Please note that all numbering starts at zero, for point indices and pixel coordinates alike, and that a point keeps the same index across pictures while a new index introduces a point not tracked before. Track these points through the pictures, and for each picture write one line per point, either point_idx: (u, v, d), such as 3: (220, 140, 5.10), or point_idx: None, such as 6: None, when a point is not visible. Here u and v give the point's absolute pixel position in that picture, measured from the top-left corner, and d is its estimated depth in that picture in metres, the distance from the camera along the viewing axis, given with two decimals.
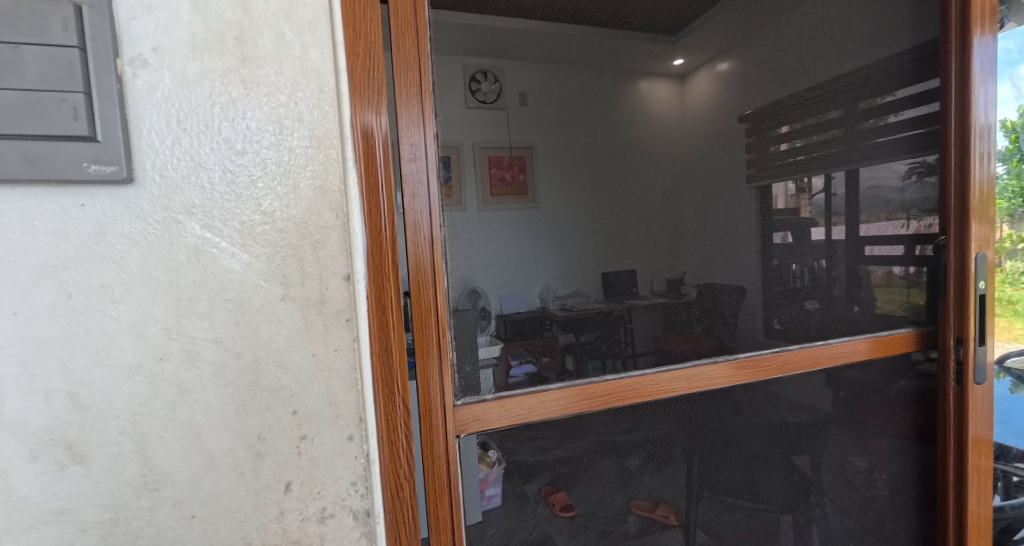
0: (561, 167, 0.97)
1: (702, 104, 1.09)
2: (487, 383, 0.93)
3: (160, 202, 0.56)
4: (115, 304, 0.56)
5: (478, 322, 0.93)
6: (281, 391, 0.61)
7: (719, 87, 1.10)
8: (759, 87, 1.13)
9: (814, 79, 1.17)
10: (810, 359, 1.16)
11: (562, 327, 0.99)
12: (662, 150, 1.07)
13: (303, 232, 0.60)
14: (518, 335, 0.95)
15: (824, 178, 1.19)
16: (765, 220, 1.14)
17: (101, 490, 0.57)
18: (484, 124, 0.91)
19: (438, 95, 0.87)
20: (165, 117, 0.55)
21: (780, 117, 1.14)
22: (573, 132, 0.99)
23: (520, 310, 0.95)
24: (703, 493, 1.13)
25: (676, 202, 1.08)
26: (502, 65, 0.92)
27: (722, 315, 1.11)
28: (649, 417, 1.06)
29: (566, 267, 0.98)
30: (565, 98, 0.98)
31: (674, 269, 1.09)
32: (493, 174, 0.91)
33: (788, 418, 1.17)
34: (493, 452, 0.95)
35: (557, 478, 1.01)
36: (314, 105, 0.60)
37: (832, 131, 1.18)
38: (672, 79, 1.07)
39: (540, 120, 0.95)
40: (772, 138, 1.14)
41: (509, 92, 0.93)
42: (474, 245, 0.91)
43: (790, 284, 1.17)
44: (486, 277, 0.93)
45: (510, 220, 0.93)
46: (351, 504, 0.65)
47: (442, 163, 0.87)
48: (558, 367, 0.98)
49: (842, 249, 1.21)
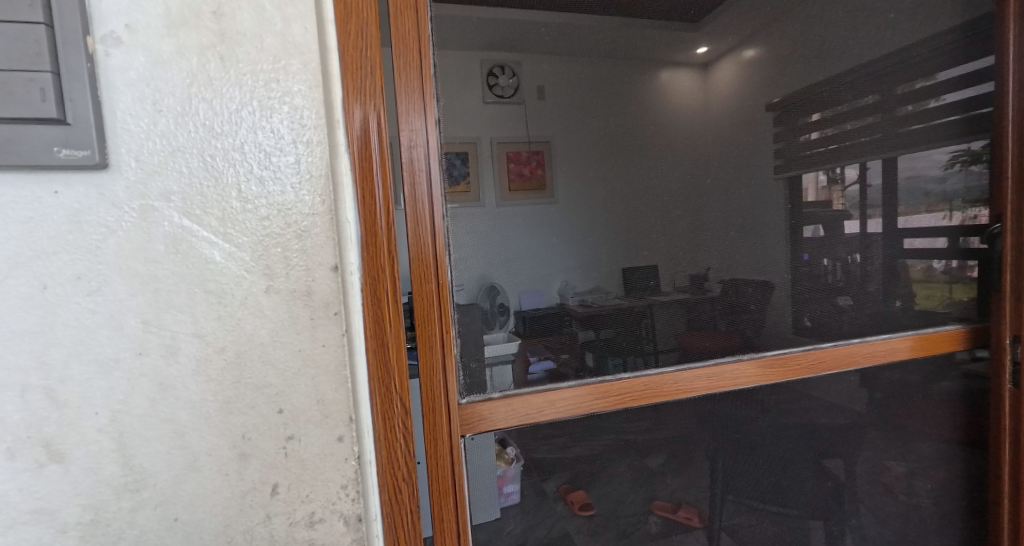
0: (581, 163, 0.93)
1: (728, 90, 1.02)
2: (503, 379, 0.90)
3: (136, 189, 0.53)
4: (92, 296, 0.53)
5: (496, 319, 0.90)
6: (266, 388, 0.57)
7: (746, 70, 1.03)
8: (789, 70, 1.05)
9: (850, 61, 1.08)
10: (845, 358, 1.08)
11: (581, 324, 0.95)
12: (687, 142, 1.01)
13: (287, 219, 0.57)
14: (535, 333, 0.92)
15: (858, 168, 1.10)
16: (794, 212, 1.07)
17: (81, 490, 0.55)
18: (502, 119, 0.88)
19: (450, 90, 0.84)
20: (139, 98, 0.52)
21: (812, 104, 1.07)
22: (592, 125, 0.94)
23: (539, 307, 0.93)
24: (727, 497, 1.07)
25: (700, 194, 1.02)
26: (519, 59, 0.89)
27: (748, 310, 1.04)
28: (668, 418, 1.00)
29: (587, 261, 0.94)
30: (577, 85, 0.93)
31: (695, 262, 1.02)
32: (510, 169, 0.88)
33: (819, 420, 1.10)
34: (510, 450, 0.91)
35: (576, 477, 0.97)
36: (296, 83, 0.56)
37: (869, 117, 1.09)
38: (695, 64, 1.00)
39: (560, 114, 0.92)
40: (801, 124, 1.06)
41: (527, 85, 0.90)
42: (486, 240, 0.88)
43: (821, 279, 1.09)
44: (505, 274, 0.90)
45: (533, 213, 0.90)
46: (342, 508, 0.61)
47: (459, 159, 0.85)
48: (578, 364, 0.94)
49: (879, 243, 1.12)
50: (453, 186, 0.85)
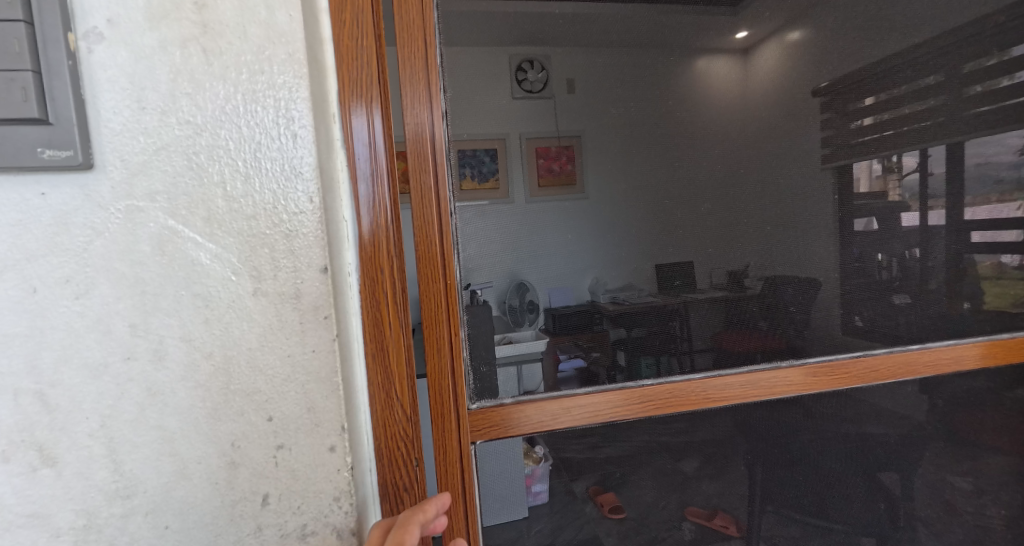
0: (612, 160, 0.88)
1: (770, 77, 0.93)
2: (533, 378, 0.86)
3: (120, 188, 0.51)
4: (80, 300, 0.52)
5: (525, 316, 0.86)
6: (255, 394, 0.55)
7: (790, 53, 0.94)
8: (841, 49, 0.95)
9: (912, 37, 0.97)
10: (900, 367, 0.98)
11: (613, 321, 0.90)
12: (728, 135, 0.93)
13: (274, 218, 0.54)
14: (565, 330, 0.89)
15: (918, 156, 0.99)
16: (842, 206, 0.97)
17: (73, 495, 0.54)
18: (531, 116, 0.84)
19: (477, 87, 0.81)
20: (123, 94, 0.50)
21: (864, 87, 0.96)
22: (626, 119, 0.88)
23: (570, 305, 0.89)
24: (766, 507, 0.99)
25: (742, 190, 0.94)
26: (548, 52, 0.84)
27: (786, 312, 0.96)
28: (696, 428, 0.94)
29: (621, 258, 0.90)
30: (609, 77, 0.87)
31: (731, 258, 0.94)
32: (539, 165, 0.85)
33: (869, 430, 1.00)
34: (539, 448, 0.86)
35: (605, 479, 0.93)
36: (282, 74, 0.53)
37: (932, 98, 0.98)
38: (734, 48, 0.92)
39: (591, 108, 0.87)
40: (852, 108, 0.96)
41: (555, 79, 0.85)
42: (514, 236, 0.85)
43: (873, 276, 0.99)
44: (536, 270, 0.87)
45: (562, 210, 0.86)
46: (334, 521, 0.58)
47: (488, 156, 0.82)
48: (609, 363, 0.89)
49: (942, 236, 1.01)
50: (482, 183, 0.82)
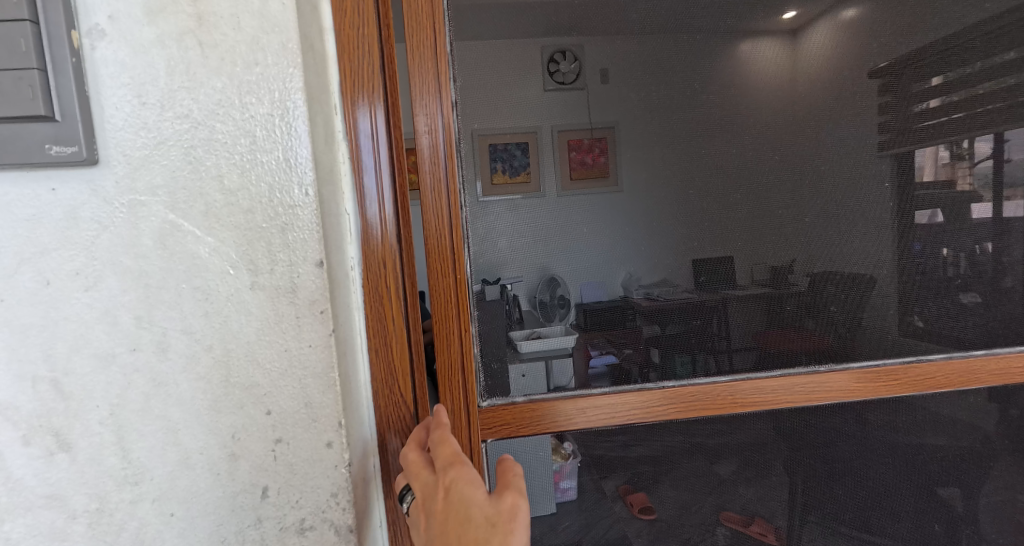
0: (649, 151, 0.83)
1: (821, 60, 0.84)
2: (564, 374, 0.84)
3: (124, 183, 0.52)
4: (89, 292, 0.53)
5: (556, 311, 0.84)
6: (255, 388, 0.56)
7: (844, 30, 0.84)
8: (904, 25, 0.85)
9: (987, 9, 0.86)
10: (960, 374, 0.90)
11: (646, 318, 0.86)
12: (774, 122, 0.85)
13: (270, 212, 0.54)
14: (598, 326, 0.85)
15: (994, 141, 0.89)
16: (902, 198, 0.88)
17: (87, 480, 0.56)
18: (565, 108, 0.81)
19: (507, 81, 0.79)
20: (125, 90, 0.51)
21: (932, 65, 0.86)
22: (660, 107, 0.83)
23: (601, 300, 0.85)
24: (808, 518, 0.93)
25: (792, 180, 0.86)
26: (583, 42, 0.80)
27: (829, 311, 0.88)
28: (724, 433, 0.89)
29: (656, 254, 0.84)
30: (644, 66, 0.82)
31: (768, 252, 0.87)
32: (571, 158, 0.82)
33: (922, 439, 0.93)
34: (567, 444, 0.86)
35: (636, 478, 0.89)
36: (276, 65, 0.52)
37: (1011, 76, 0.88)
38: (779, 28, 0.84)
39: (623, 98, 0.82)
40: (916, 88, 0.86)
41: (589, 69, 0.81)
42: (539, 229, 0.82)
43: (936, 273, 0.90)
44: (566, 264, 0.84)
45: (594, 206, 0.82)
46: (332, 517, 0.58)
47: (519, 150, 0.81)
48: (643, 361, 0.86)
49: (1019, 230, 0.91)
50: (514, 177, 0.80)
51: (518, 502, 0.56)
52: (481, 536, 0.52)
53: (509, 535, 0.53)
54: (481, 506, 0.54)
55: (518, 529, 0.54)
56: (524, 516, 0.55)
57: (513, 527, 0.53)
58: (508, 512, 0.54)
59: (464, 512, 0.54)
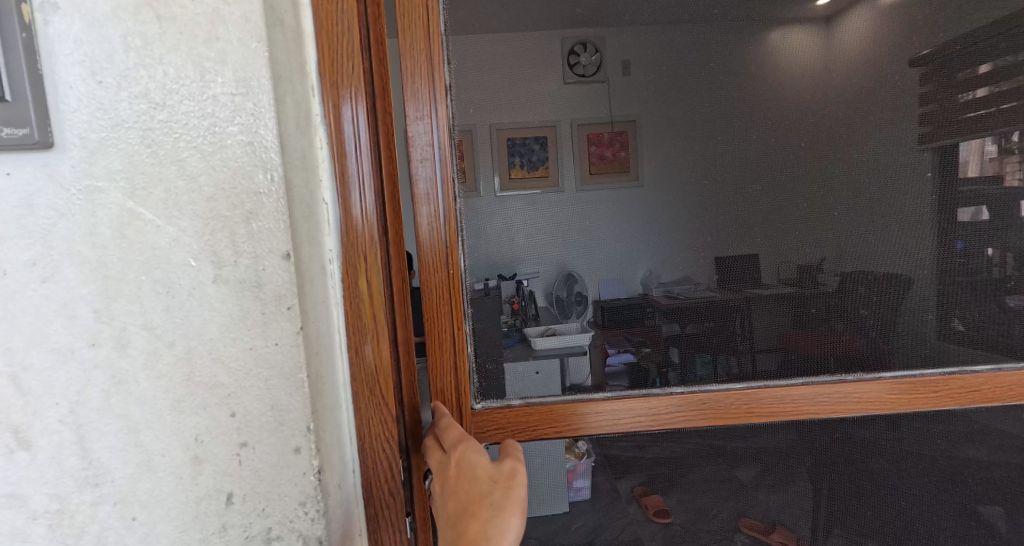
0: (668, 143, 0.76)
1: (861, 47, 0.76)
2: (580, 372, 0.79)
3: (81, 168, 0.48)
4: (47, 282, 0.50)
5: (573, 308, 0.79)
6: (218, 388, 0.52)
7: (887, 14, 0.76)
8: (951, 7, 0.77)
9: None
10: (1007, 386, 0.81)
11: (666, 317, 0.80)
12: (802, 112, 0.77)
13: (234, 199, 0.50)
14: (616, 324, 0.80)
15: None
16: (944, 194, 0.79)
17: (47, 480, 0.52)
18: (579, 101, 0.75)
19: (511, 69, 0.74)
20: (79, 67, 0.47)
21: (981, 50, 0.78)
22: (679, 94, 0.76)
23: (621, 298, 0.79)
24: (832, 531, 0.86)
25: (822, 172, 0.78)
26: (604, 33, 0.75)
27: (860, 315, 0.81)
28: (737, 442, 0.82)
29: (671, 250, 0.78)
30: (665, 55, 0.75)
31: (794, 250, 0.79)
32: (591, 152, 0.75)
33: (960, 451, 0.84)
34: (582, 444, 0.81)
35: (653, 479, 0.83)
36: (238, 40, 0.48)
37: None
38: (814, 14, 0.76)
39: (644, 89, 0.75)
40: (962, 76, 0.78)
41: (611, 61, 0.75)
42: (543, 223, 0.77)
43: (982, 275, 0.81)
44: (580, 259, 0.78)
45: (603, 201, 0.77)
46: (300, 528, 0.55)
47: (538, 143, 0.75)
48: (661, 360, 0.80)
49: None
50: (532, 171, 0.76)
51: (517, 465, 0.61)
52: (485, 489, 0.58)
53: (509, 489, 0.58)
54: (485, 466, 0.60)
55: (517, 485, 0.59)
56: (523, 475, 0.60)
57: (513, 483, 0.59)
58: (508, 471, 0.60)
59: (470, 473, 0.60)
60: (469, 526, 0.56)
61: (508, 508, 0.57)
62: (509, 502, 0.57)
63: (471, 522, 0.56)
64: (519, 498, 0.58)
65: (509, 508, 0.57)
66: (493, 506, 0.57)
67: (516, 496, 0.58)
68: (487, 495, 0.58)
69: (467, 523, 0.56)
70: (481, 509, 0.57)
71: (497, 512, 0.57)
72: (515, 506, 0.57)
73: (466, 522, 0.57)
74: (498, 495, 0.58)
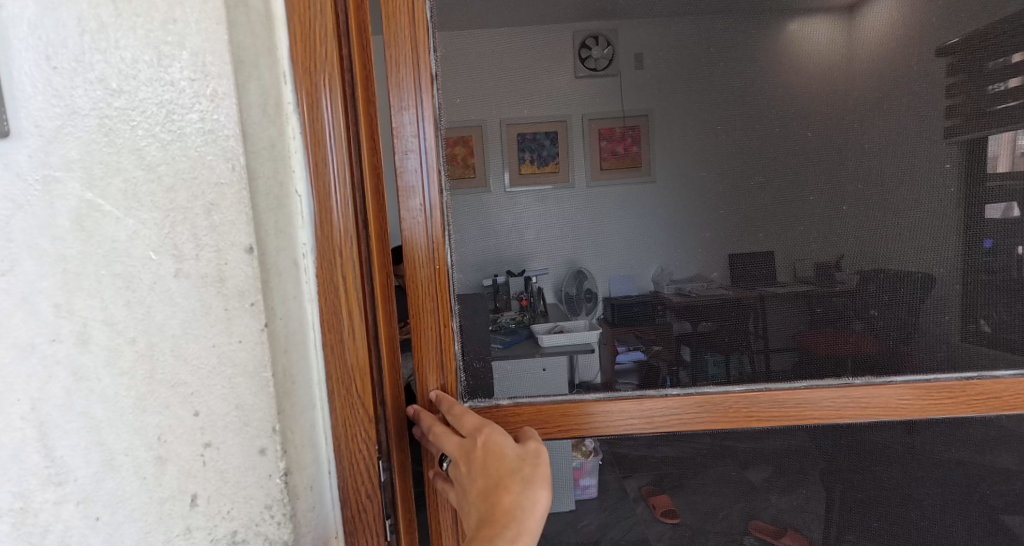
0: (680, 138, 0.72)
1: (884, 36, 0.71)
2: (589, 370, 0.76)
3: (38, 157, 0.47)
4: (6, 276, 0.48)
5: (581, 305, 0.75)
6: (180, 386, 0.50)
7: (912, 4, 0.71)
8: None
9: None
10: None
11: (678, 314, 0.76)
12: (816, 104, 0.72)
13: (194, 190, 0.48)
14: (626, 321, 0.76)
15: None
16: (971, 190, 0.74)
17: (9, 477, 0.50)
18: (590, 96, 0.71)
19: (507, 58, 0.71)
20: (33, 51, 0.46)
21: (1014, 37, 0.72)
22: (691, 85, 0.72)
23: (631, 296, 0.76)
24: (843, 538, 0.81)
25: (836, 165, 0.73)
26: (617, 25, 0.71)
27: (875, 317, 0.76)
28: (738, 446, 0.78)
29: (677, 247, 0.74)
30: (676, 46, 0.71)
31: (813, 248, 0.74)
32: (602, 147, 0.72)
33: (984, 458, 0.79)
34: (590, 443, 0.77)
35: (661, 479, 0.80)
36: (196, 23, 0.46)
37: None
38: (834, 3, 0.71)
39: (659, 83, 0.71)
40: (993, 66, 0.72)
41: (623, 54, 0.71)
42: (541, 217, 0.73)
43: (1011, 275, 0.76)
44: (579, 255, 0.75)
45: (605, 197, 0.73)
46: (266, 531, 0.53)
47: (549, 138, 0.72)
48: (672, 358, 0.76)
49: None
50: (543, 167, 0.72)
51: (540, 445, 0.61)
52: (513, 466, 0.58)
53: (537, 465, 0.59)
54: (512, 446, 0.60)
55: (542, 462, 0.60)
56: (546, 454, 0.61)
57: (539, 460, 0.59)
58: (534, 450, 0.60)
59: (498, 452, 0.59)
60: (503, 498, 0.56)
61: (537, 482, 0.57)
62: (538, 477, 0.58)
63: (504, 495, 0.56)
64: (546, 474, 0.59)
65: (539, 482, 0.58)
66: (524, 481, 0.57)
67: (542, 471, 0.59)
68: (516, 471, 0.58)
69: (501, 495, 0.56)
70: (513, 483, 0.57)
71: (528, 486, 0.57)
72: (544, 480, 0.58)
73: (498, 494, 0.56)
74: (527, 471, 0.58)
